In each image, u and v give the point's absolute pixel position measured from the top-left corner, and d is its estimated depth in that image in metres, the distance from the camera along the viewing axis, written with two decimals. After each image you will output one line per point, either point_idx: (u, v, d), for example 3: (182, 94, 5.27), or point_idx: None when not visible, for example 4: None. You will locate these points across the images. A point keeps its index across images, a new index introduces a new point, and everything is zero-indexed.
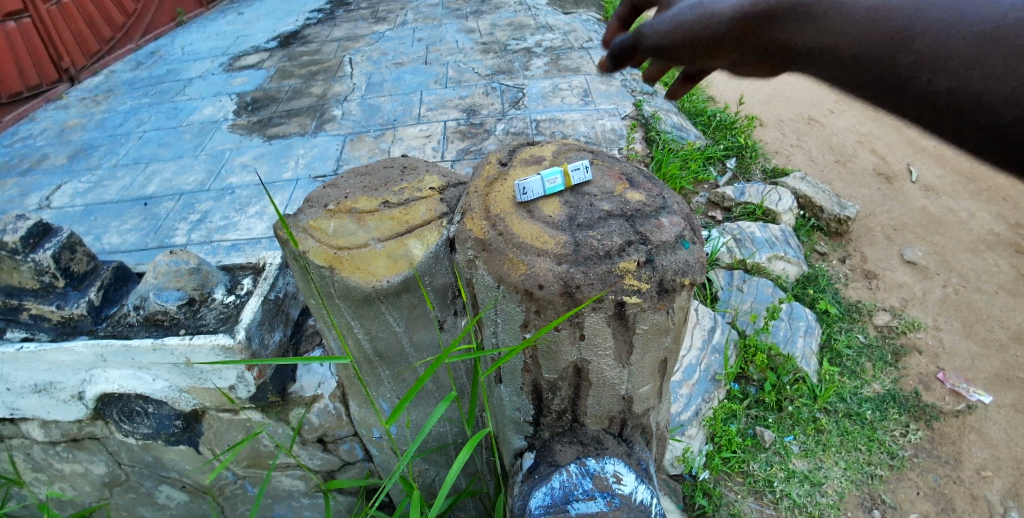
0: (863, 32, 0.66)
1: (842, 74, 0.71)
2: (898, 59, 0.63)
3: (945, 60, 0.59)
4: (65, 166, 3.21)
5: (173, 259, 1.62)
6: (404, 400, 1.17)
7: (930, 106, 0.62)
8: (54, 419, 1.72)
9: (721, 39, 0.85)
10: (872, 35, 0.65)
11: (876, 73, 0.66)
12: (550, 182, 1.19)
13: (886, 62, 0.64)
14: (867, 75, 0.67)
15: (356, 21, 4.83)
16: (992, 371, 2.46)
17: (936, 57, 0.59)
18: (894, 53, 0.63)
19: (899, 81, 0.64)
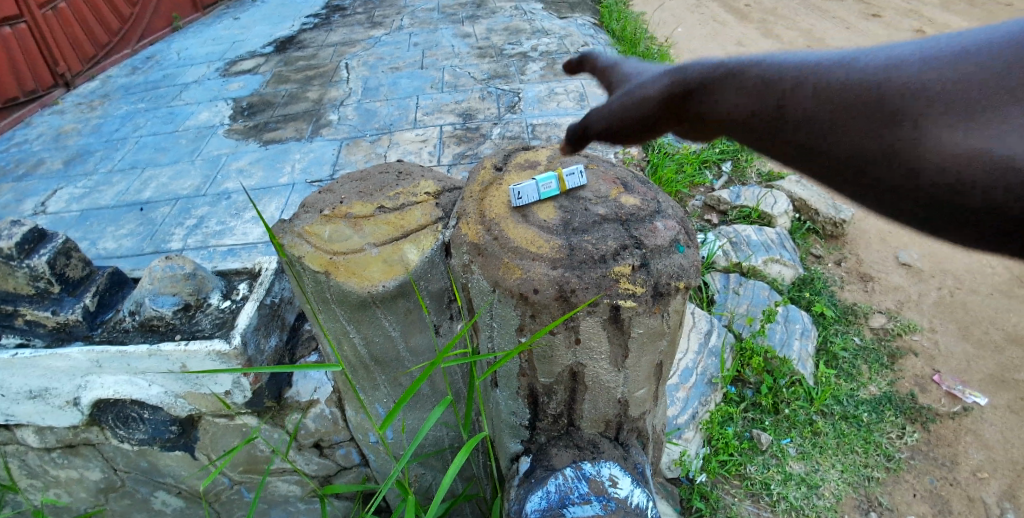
0: (768, 102, 0.67)
1: (820, 166, 0.64)
2: (797, 124, 0.64)
3: (842, 124, 0.60)
4: (61, 172, 3.20)
5: (169, 264, 1.62)
6: (399, 405, 1.17)
7: (832, 168, 0.64)
8: (49, 426, 1.71)
9: (663, 119, 0.83)
10: (775, 104, 0.66)
11: (779, 139, 0.67)
12: (545, 186, 1.19)
13: (786, 128, 0.66)
14: (771, 141, 0.68)
15: (352, 25, 4.84)
16: (987, 372, 2.47)
17: (833, 124, 0.61)
18: (792, 118, 0.65)
19: (800, 147, 0.65)
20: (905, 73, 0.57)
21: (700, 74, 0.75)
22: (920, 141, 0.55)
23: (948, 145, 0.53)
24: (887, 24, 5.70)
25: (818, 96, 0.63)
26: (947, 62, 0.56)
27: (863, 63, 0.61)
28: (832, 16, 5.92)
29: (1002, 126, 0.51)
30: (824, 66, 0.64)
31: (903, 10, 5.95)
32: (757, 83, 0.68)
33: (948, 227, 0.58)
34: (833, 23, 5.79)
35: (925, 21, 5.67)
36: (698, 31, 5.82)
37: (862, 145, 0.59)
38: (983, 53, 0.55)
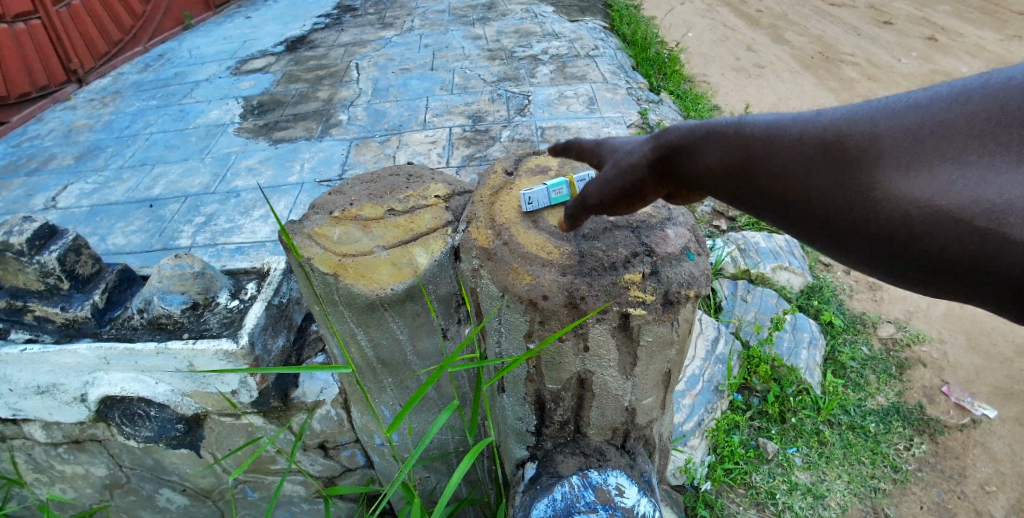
0: (742, 155, 0.72)
1: (807, 218, 0.66)
2: (768, 173, 0.69)
3: (821, 170, 0.63)
4: (72, 167, 3.22)
5: (178, 262, 1.63)
6: (406, 408, 1.16)
7: (799, 213, 0.67)
8: (56, 421, 1.72)
9: (650, 180, 0.85)
10: (745, 156, 0.71)
11: (752, 187, 0.71)
12: (556, 191, 1.19)
13: (759, 177, 0.70)
14: (745, 189, 0.72)
15: (362, 26, 4.85)
16: (997, 385, 2.44)
17: (801, 172, 0.66)
18: (765, 167, 0.69)
19: (771, 193, 0.69)
20: (867, 127, 0.61)
21: (679, 137, 0.80)
22: (876, 188, 0.58)
23: (899, 192, 0.56)
24: (899, 30, 5.67)
25: (787, 145, 0.68)
26: (906, 116, 0.60)
27: (829, 117, 0.66)
28: (844, 23, 5.89)
29: (950, 176, 0.53)
30: (795, 120, 0.69)
31: (916, 17, 5.91)
32: (734, 136, 0.74)
33: (908, 276, 0.59)
34: (844, 30, 5.76)
35: (937, 29, 5.63)
36: (708, 36, 5.80)
37: (825, 191, 0.63)
38: (938, 108, 0.58)
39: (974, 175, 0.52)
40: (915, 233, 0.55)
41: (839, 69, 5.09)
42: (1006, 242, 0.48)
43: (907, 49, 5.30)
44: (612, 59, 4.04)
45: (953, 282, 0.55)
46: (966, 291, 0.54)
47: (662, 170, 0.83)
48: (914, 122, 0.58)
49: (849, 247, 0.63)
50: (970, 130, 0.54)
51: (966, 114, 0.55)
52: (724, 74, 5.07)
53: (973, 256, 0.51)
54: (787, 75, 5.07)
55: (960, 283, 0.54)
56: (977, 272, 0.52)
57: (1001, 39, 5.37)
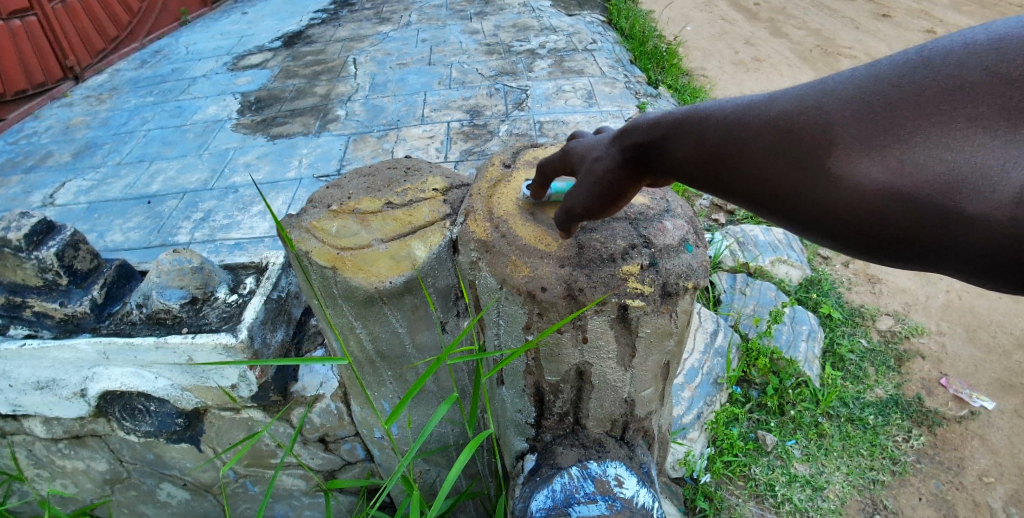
0: (707, 148, 0.71)
1: (776, 207, 0.65)
2: (735, 166, 0.68)
3: (781, 161, 0.62)
4: (70, 164, 3.22)
5: (177, 257, 1.62)
6: (405, 400, 1.15)
7: (767, 203, 0.66)
8: (57, 416, 1.72)
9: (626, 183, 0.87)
10: (711, 149, 0.70)
11: (720, 180, 0.71)
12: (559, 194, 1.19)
13: (725, 169, 0.69)
14: (714, 181, 0.72)
15: (360, 21, 4.84)
16: (995, 377, 2.45)
17: (763, 163, 0.64)
18: (730, 160, 0.68)
19: (739, 185, 0.68)
20: (822, 107, 0.58)
21: (644, 134, 0.80)
22: (835, 176, 0.56)
23: (854, 178, 0.55)
24: (898, 24, 5.65)
25: (746, 135, 0.66)
26: (855, 90, 0.56)
27: (783, 99, 0.63)
28: (843, 16, 5.87)
29: (903, 154, 0.51)
30: (752, 103, 0.67)
31: (915, 10, 5.89)
32: (695, 129, 0.73)
33: (878, 255, 0.58)
34: (843, 23, 5.74)
35: (937, 22, 5.61)
36: (707, 30, 5.78)
37: (789, 183, 0.61)
38: (881, 77, 0.55)
39: (925, 152, 0.50)
40: (876, 218, 0.54)
41: (838, 62, 5.07)
42: (963, 220, 0.48)
43: (906, 42, 5.29)
44: (610, 53, 4.03)
45: (923, 258, 0.54)
46: (936, 265, 0.54)
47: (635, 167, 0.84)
48: (864, 94, 0.55)
49: (818, 235, 0.62)
50: (915, 101, 0.52)
51: (907, 83, 0.53)
52: (723, 68, 5.06)
53: (934, 235, 0.51)
54: (786, 69, 5.05)
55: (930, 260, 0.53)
56: (940, 249, 0.51)
57: None
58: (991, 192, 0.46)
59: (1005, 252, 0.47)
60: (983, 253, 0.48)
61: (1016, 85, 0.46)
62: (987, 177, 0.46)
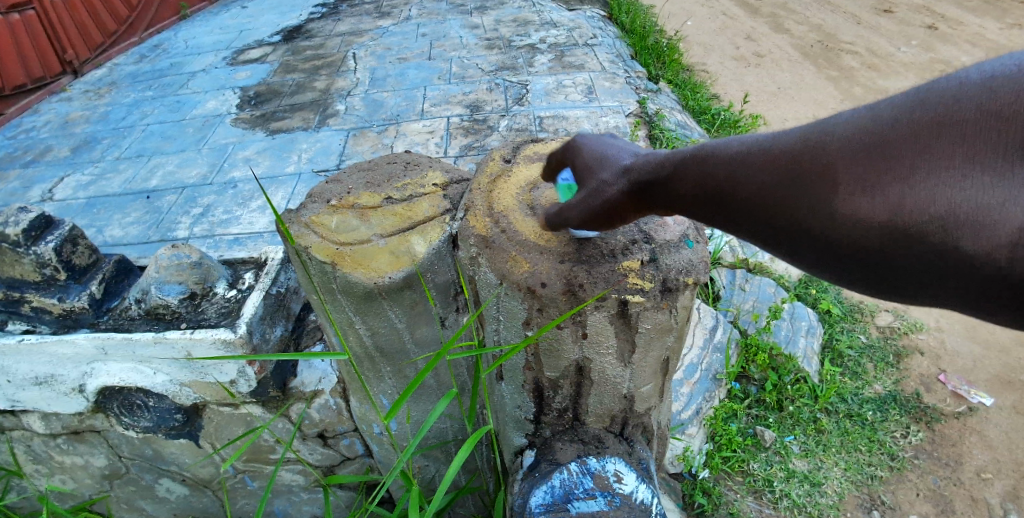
0: (711, 185, 0.71)
1: (783, 242, 0.64)
2: (736, 199, 0.68)
3: (782, 199, 0.62)
4: (68, 159, 3.20)
5: (175, 252, 1.61)
6: (404, 396, 1.15)
7: (773, 238, 0.65)
8: (55, 412, 1.72)
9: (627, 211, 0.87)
10: (714, 185, 0.71)
11: (726, 212, 0.71)
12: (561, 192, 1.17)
13: (730, 202, 0.69)
14: (718, 214, 0.72)
15: (359, 15, 4.82)
16: (993, 373, 2.45)
17: (765, 200, 0.64)
18: (731, 193, 0.68)
19: (746, 220, 0.68)
20: (822, 144, 0.58)
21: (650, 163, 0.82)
22: (834, 210, 0.56)
23: (852, 213, 0.54)
24: (899, 19, 5.63)
25: (747, 171, 0.66)
26: (853, 126, 0.57)
27: (787, 135, 0.64)
28: (844, 12, 5.85)
29: (899, 188, 0.51)
30: (753, 140, 0.67)
31: (917, 6, 5.87)
32: (695, 161, 0.73)
33: (889, 291, 0.56)
34: (844, 19, 5.72)
35: (938, 18, 5.59)
36: (708, 26, 5.76)
37: (790, 219, 0.61)
38: (877, 115, 0.55)
39: (924, 187, 0.49)
40: (877, 252, 0.53)
41: (839, 58, 5.05)
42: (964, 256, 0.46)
43: (908, 38, 5.27)
44: (610, 48, 4.02)
45: (934, 295, 0.52)
46: (944, 299, 0.52)
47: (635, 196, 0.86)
48: (861, 131, 0.56)
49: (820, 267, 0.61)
50: (911, 138, 0.51)
51: (903, 118, 0.53)
52: (724, 63, 5.05)
53: (939, 271, 0.49)
54: (786, 64, 5.04)
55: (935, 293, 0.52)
56: (945, 284, 0.50)
57: (1002, 28, 5.33)
58: (990, 228, 0.44)
59: (1011, 287, 0.45)
60: (988, 289, 0.46)
61: (1014, 122, 0.46)
62: (986, 213, 0.45)
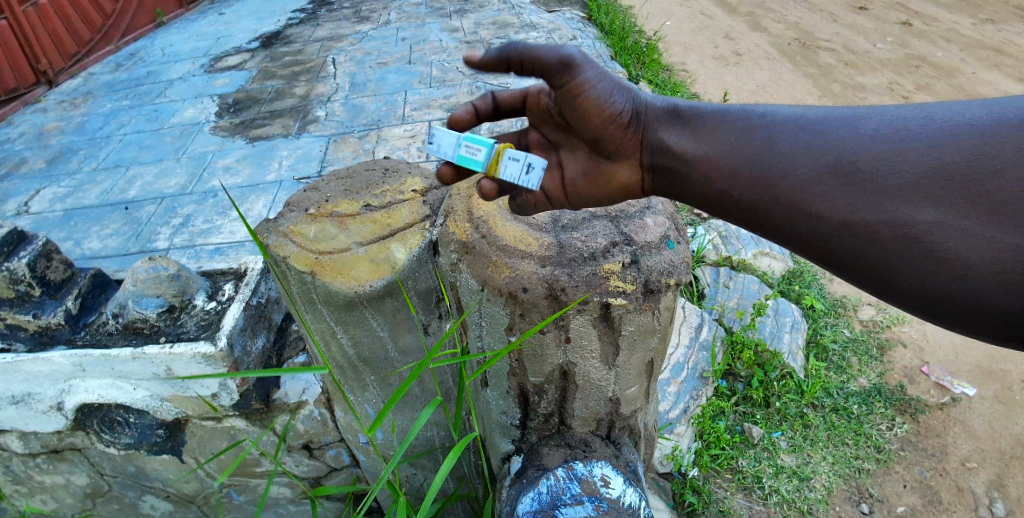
0: (764, 189, 0.82)
1: (830, 248, 0.76)
2: (780, 191, 0.80)
3: (843, 208, 0.72)
4: (44, 171, 3.14)
5: (152, 265, 1.58)
6: (387, 406, 1.13)
7: (820, 245, 0.77)
8: (34, 431, 1.69)
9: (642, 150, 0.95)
10: (767, 191, 0.81)
11: (775, 217, 0.81)
12: (468, 149, 0.97)
13: (783, 206, 0.79)
14: (766, 218, 0.83)
15: (338, 20, 4.78)
16: (974, 364, 2.49)
17: (822, 207, 0.74)
18: (778, 184, 0.80)
19: (793, 225, 0.79)
20: (891, 166, 0.69)
21: (689, 136, 0.91)
22: (893, 227, 0.67)
23: (905, 213, 0.66)
24: (874, 17, 5.70)
25: (809, 178, 0.76)
26: (923, 154, 0.67)
27: (848, 152, 0.73)
28: (820, 9, 5.93)
29: (953, 208, 0.63)
30: (810, 135, 0.79)
31: (892, 3, 5.96)
32: (746, 151, 0.84)
33: (920, 308, 0.71)
34: (821, 16, 5.79)
35: (912, 14, 5.67)
36: (687, 25, 5.81)
37: (831, 214, 0.73)
38: (947, 147, 0.66)
39: (989, 220, 0.60)
40: (912, 258, 0.66)
41: (817, 55, 5.11)
42: (1000, 274, 0.60)
43: (883, 35, 5.34)
44: (590, 49, 4.03)
45: (966, 320, 0.66)
46: (956, 322, 0.68)
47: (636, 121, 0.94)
48: (933, 159, 0.66)
49: (848, 267, 0.75)
50: (984, 172, 0.62)
51: (973, 151, 0.63)
52: (703, 63, 5.09)
53: (983, 298, 0.62)
54: (765, 63, 5.09)
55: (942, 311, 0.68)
56: (966, 305, 0.64)
57: (975, 23, 5.42)
58: None
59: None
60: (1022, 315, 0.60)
61: None
62: None
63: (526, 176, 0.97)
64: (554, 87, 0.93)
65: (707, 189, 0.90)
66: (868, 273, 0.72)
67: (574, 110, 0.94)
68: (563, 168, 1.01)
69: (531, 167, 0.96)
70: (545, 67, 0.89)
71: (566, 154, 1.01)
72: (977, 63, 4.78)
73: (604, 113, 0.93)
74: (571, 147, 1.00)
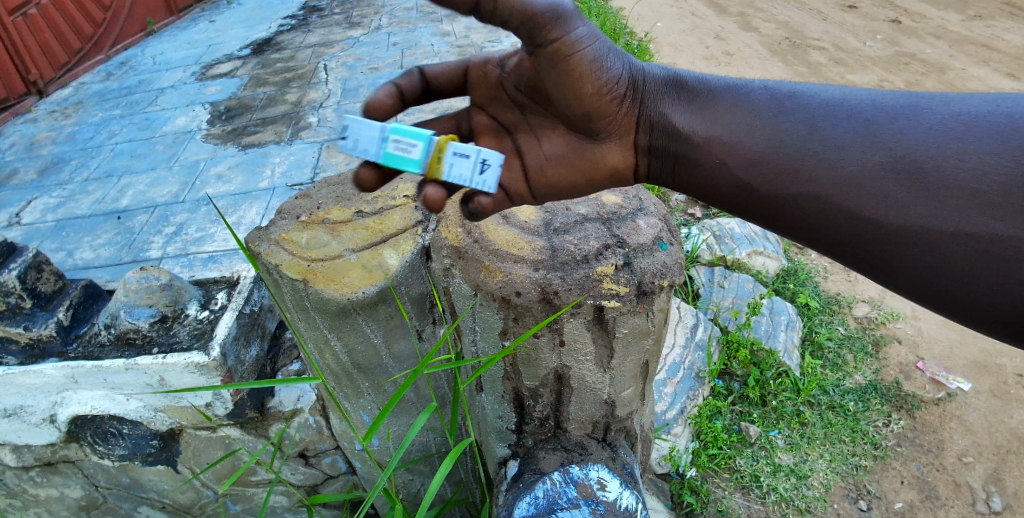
0: (798, 181, 0.82)
1: (858, 242, 0.79)
2: (814, 183, 0.81)
3: (881, 206, 0.74)
4: (35, 182, 3.12)
5: (144, 274, 1.58)
6: (382, 413, 1.12)
7: (846, 240, 0.80)
8: (27, 444, 1.67)
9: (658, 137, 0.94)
10: (801, 183, 0.82)
11: (803, 209, 0.83)
12: (399, 146, 0.84)
13: (815, 198, 0.81)
14: (792, 213, 0.85)
15: (329, 26, 4.78)
16: (969, 358, 2.50)
17: (861, 202, 0.76)
18: (813, 176, 0.81)
19: (822, 218, 0.81)
20: (937, 164, 0.71)
21: (713, 126, 0.90)
22: (933, 227, 0.71)
23: (945, 213, 0.70)
24: (864, 15, 5.73)
25: (850, 171, 0.77)
26: (969, 154, 0.69)
27: (891, 149, 0.75)
28: (810, 9, 5.96)
29: (993, 211, 0.67)
30: (858, 127, 0.79)
31: (880, 1, 6.00)
32: (782, 143, 0.84)
33: (933, 304, 0.77)
34: (810, 15, 5.82)
35: (901, 12, 5.70)
36: (678, 26, 5.83)
37: (869, 208, 0.76)
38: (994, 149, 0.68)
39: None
40: (946, 257, 0.71)
41: (807, 54, 5.13)
42: None
43: (873, 32, 5.37)
44: None
45: (979, 317, 0.74)
46: (964, 316, 0.75)
47: (639, 97, 0.93)
48: (979, 158, 0.68)
49: (882, 266, 0.78)
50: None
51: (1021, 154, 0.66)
52: (695, 63, 5.10)
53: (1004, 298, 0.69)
54: (756, 62, 5.11)
55: (970, 313, 0.74)
56: (981, 305, 0.72)
57: (963, 20, 5.46)
58: None
59: None
60: None
61: None
62: None
63: (481, 176, 0.88)
64: (540, 45, 0.82)
65: (732, 181, 0.90)
66: (907, 274, 0.76)
67: (555, 82, 0.87)
68: (522, 157, 0.93)
69: (486, 165, 0.87)
70: (538, 26, 0.79)
71: (523, 137, 0.94)
72: (966, 59, 4.81)
73: (602, 90, 0.89)
74: (528, 129, 0.94)
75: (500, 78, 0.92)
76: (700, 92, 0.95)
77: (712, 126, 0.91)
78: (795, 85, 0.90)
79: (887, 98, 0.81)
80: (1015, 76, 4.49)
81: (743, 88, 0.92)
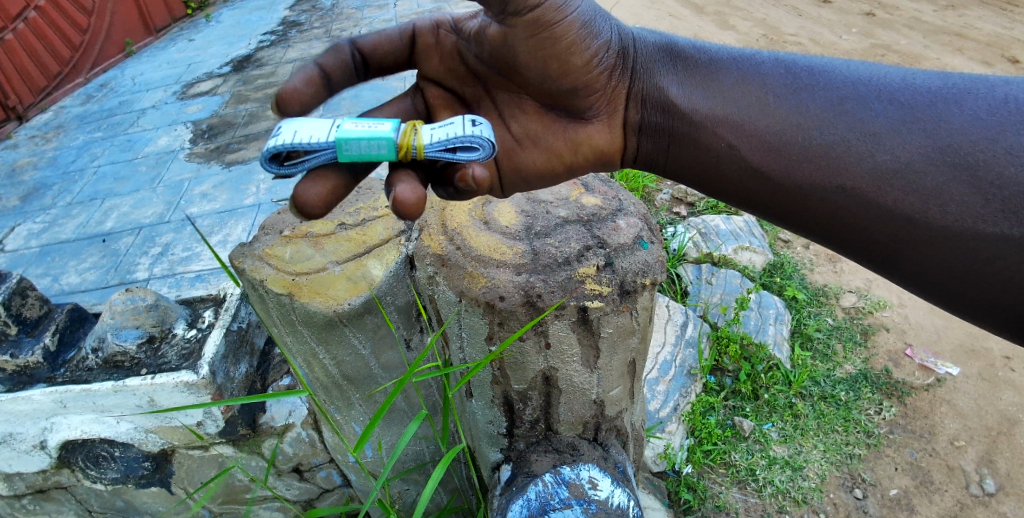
0: (820, 166, 0.81)
1: (875, 231, 0.79)
2: (837, 169, 0.79)
3: (910, 199, 0.74)
4: (17, 208, 3.10)
5: (130, 296, 1.57)
6: (372, 423, 1.11)
7: (863, 228, 0.80)
8: (17, 472, 1.65)
9: (660, 121, 0.96)
10: (823, 169, 0.81)
11: (823, 197, 0.82)
12: (362, 126, 0.80)
13: (836, 185, 0.79)
14: (811, 202, 0.83)
15: (310, 41, 4.80)
16: (957, 343, 2.52)
17: (890, 193, 0.75)
18: (836, 163, 0.79)
19: (842, 207, 0.80)
20: (977, 158, 0.70)
21: (730, 111, 0.89)
22: (963, 226, 0.70)
23: (978, 209, 0.69)
24: (839, 9, 5.82)
25: (877, 158, 0.76)
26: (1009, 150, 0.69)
27: (924, 139, 0.74)
28: (785, 5, 6.05)
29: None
30: (890, 111, 0.78)
31: None
32: (806, 128, 0.83)
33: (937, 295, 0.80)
34: (786, 12, 5.90)
35: (876, 5, 5.79)
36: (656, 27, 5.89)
37: (895, 200, 0.75)
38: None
39: None
40: (966, 254, 0.72)
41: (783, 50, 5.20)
42: None
43: (849, 26, 5.45)
44: None
45: (986, 310, 0.76)
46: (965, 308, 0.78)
47: (628, 70, 0.96)
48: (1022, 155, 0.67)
49: (907, 262, 0.78)
50: None
51: None
52: None
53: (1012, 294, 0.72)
54: None
55: (984, 311, 0.76)
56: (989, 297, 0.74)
57: (936, 10, 5.54)
58: None
59: None
60: None
61: None
62: None
63: (475, 128, 0.80)
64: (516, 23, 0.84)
65: (745, 166, 0.89)
66: (932, 271, 0.76)
67: (534, 58, 0.88)
68: None
69: (477, 121, 0.81)
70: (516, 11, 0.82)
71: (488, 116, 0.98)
72: (941, 48, 4.88)
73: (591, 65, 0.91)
74: (492, 108, 0.98)
75: (458, 46, 0.94)
76: (711, 74, 0.93)
77: (732, 114, 0.89)
78: (816, 66, 0.88)
79: (917, 81, 0.80)
80: (989, 63, 4.57)
81: (761, 70, 0.90)
